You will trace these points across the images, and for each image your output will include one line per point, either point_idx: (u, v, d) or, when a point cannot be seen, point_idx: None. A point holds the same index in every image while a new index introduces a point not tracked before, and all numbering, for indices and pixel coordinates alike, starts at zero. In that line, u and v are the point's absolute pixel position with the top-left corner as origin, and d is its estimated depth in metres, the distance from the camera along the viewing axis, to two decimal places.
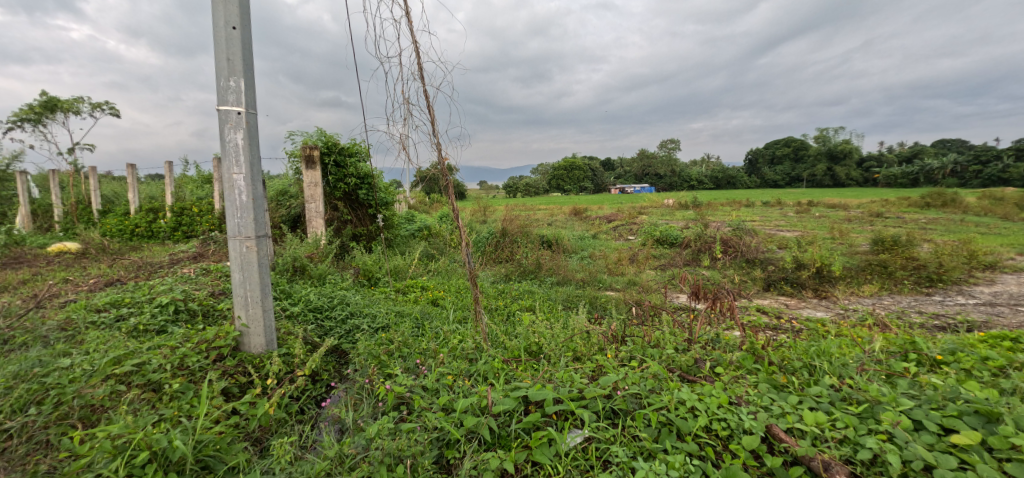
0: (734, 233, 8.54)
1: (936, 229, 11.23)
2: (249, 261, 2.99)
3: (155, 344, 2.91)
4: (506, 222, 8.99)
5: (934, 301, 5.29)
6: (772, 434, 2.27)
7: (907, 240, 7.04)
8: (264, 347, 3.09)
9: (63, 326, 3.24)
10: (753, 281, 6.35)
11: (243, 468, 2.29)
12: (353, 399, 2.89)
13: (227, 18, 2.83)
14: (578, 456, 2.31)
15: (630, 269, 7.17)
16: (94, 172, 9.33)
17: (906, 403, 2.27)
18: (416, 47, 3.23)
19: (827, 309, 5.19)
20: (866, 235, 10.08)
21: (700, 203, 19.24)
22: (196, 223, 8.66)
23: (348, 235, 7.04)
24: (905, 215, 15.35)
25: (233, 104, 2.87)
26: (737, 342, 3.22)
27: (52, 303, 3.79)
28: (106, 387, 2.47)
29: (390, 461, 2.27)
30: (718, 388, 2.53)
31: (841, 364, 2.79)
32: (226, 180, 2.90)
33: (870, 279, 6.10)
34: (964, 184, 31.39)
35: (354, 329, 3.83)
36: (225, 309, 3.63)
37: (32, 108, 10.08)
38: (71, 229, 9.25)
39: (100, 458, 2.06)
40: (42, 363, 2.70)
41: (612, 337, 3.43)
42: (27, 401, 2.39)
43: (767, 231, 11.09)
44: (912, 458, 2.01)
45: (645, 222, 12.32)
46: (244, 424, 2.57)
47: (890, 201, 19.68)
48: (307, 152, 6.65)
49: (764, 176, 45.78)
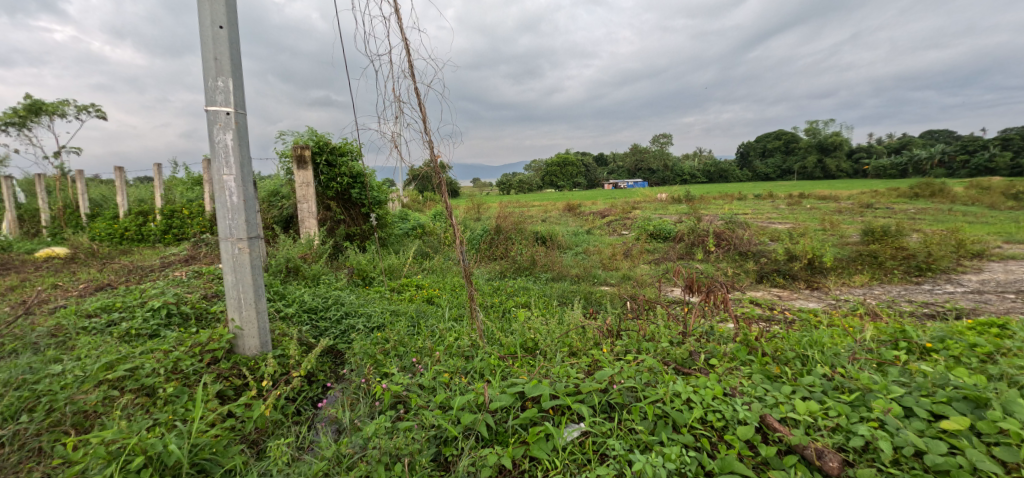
0: (727, 226, 8.61)
1: (925, 218, 11.39)
2: (242, 263, 2.97)
3: (147, 348, 2.87)
4: (500, 220, 8.97)
5: (924, 290, 5.36)
6: (767, 424, 2.28)
7: (896, 230, 7.11)
8: (260, 349, 3.08)
9: (53, 333, 3.20)
10: (745, 273, 6.39)
11: (240, 470, 2.29)
12: (350, 398, 2.88)
13: (214, 17, 2.80)
14: (576, 450, 2.32)
15: (624, 263, 7.21)
16: (81, 176, 9.20)
17: (896, 391, 2.30)
18: (407, 45, 3.25)
19: (819, 299, 5.27)
20: (855, 226, 10.17)
21: (691, 195, 19.27)
22: (187, 226, 8.58)
23: (341, 234, 7.02)
24: (894, 205, 15.46)
25: (221, 105, 2.84)
26: (731, 334, 3.26)
27: (42, 309, 3.74)
28: (99, 392, 2.45)
29: (388, 460, 2.27)
30: (713, 379, 2.56)
31: (834, 354, 2.83)
32: (216, 182, 2.88)
33: (861, 270, 6.16)
34: (952, 174, 31.82)
35: (350, 329, 3.83)
36: (218, 311, 3.58)
37: (16, 111, 9.92)
38: (59, 233, 9.13)
39: (95, 464, 2.03)
40: (32, 370, 2.66)
41: (607, 331, 3.45)
42: (18, 409, 2.37)
43: (760, 224, 11.20)
44: (903, 444, 2.05)
45: (639, 217, 12.38)
46: (240, 427, 2.57)
47: (881, 192, 19.87)
48: (298, 152, 6.58)
49: (755, 169, 46.01)
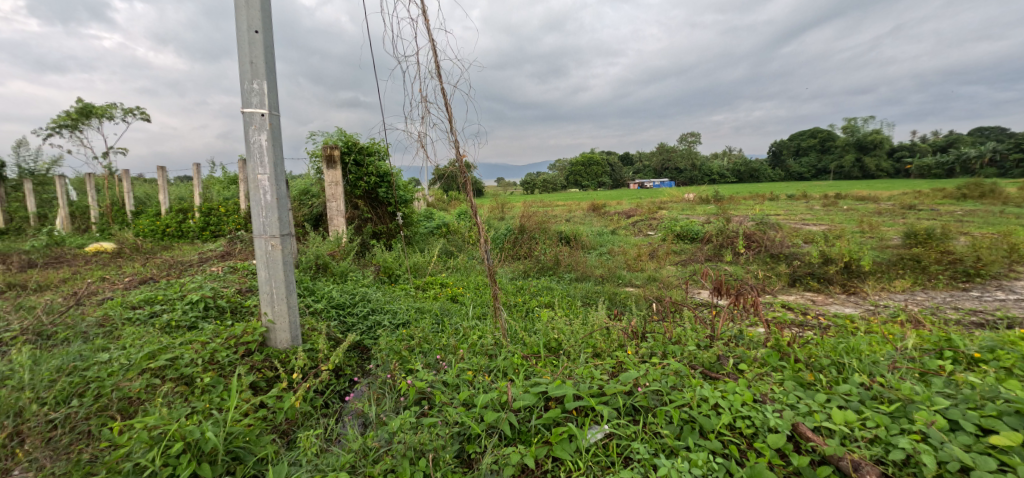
0: (758, 227, 8.40)
1: (973, 221, 10.86)
2: (274, 259, 3.07)
3: (186, 339, 3.01)
4: (524, 220, 8.99)
5: (972, 297, 5.11)
6: (798, 433, 2.24)
7: (942, 232, 6.78)
8: (290, 343, 3.18)
9: (101, 323, 3.39)
10: (777, 276, 6.22)
11: (271, 459, 2.38)
12: (376, 393, 2.94)
13: (250, 22, 2.91)
14: (599, 452, 2.31)
15: (649, 264, 7.11)
16: (127, 175, 9.67)
17: (941, 403, 2.22)
18: (434, 45, 3.29)
19: (856, 304, 5.09)
20: (897, 228, 9.77)
21: (720, 195, 18.81)
22: (223, 223, 8.92)
23: (368, 232, 7.16)
24: (941, 207, 14.75)
25: (256, 106, 2.94)
26: (761, 339, 3.18)
27: (91, 300, 3.96)
28: (142, 380, 2.58)
29: (413, 455, 2.31)
30: (742, 385, 2.51)
31: (871, 362, 2.74)
32: (251, 181, 2.99)
33: (902, 274, 5.90)
34: (1004, 173, 30.19)
35: (376, 325, 3.92)
36: (252, 305, 3.73)
37: (69, 114, 10.50)
38: (107, 229, 9.63)
39: (138, 448, 2.15)
40: (82, 357, 2.83)
41: (632, 333, 3.43)
42: (69, 394, 2.52)
43: (794, 225, 10.87)
44: (947, 459, 1.96)
45: (665, 217, 12.18)
46: (272, 417, 2.66)
47: (924, 193, 19.01)
48: (327, 152, 6.78)
49: (789, 169, 44.62)
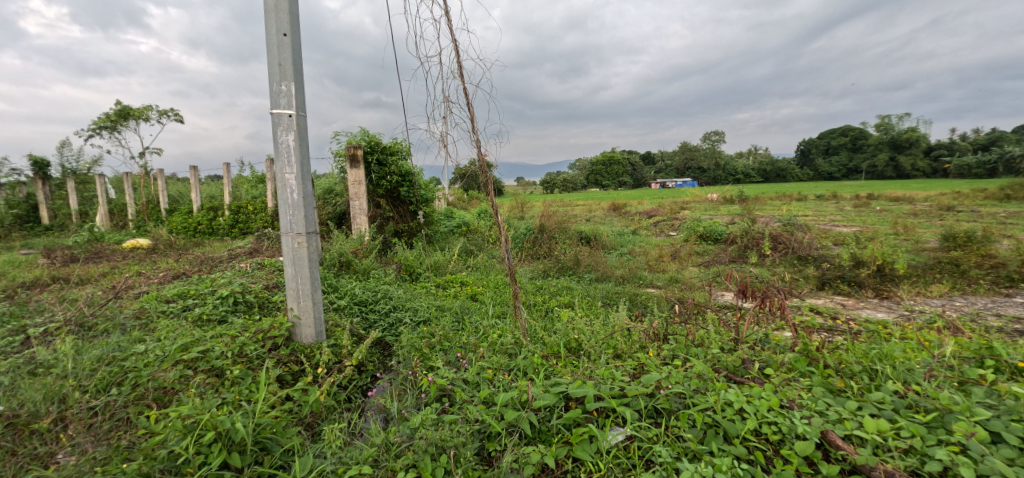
0: (785, 228, 8.20)
1: (1017, 223, 10.37)
2: (300, 256, 3.15)
3: (217, 333, 3.11)
4: (545, 219, 8.97)
5: (1015, 303, 4.89)
6: (828, 440, 2.19)
7: (982, 235, 6.50)
8: (315, 338, 3.25)
9: (138, 315, 3.53)
10: (805, 279, 6.07)
11: (297, 451, 2.44)
12: (398, 389, 2.99)
13: (279, 25, 2.98)
14: (621, 454, 2.30)
15: (671, 265, 7.02)
16: (161, 174, 10.02)
17: (982, 414, 2.14)
18: (456, 46, 3.31)
19: (889, 309, 4.92)
20: (933, 230, 9.41)
21: (745, 195, 18.44)
22: (251, 220, 9.16)
23: (390, 231, 7.26)
24: (981, 208, 14.14)
25: (284, 107, 3.02)
26: (788, 343, 3.11)
27: (128, 293, 4.13)
28: (176, 371, 2.68)
29: (434, 451, 2.35)
30: (768, 390, 2.47)
31: (906, 369, 2.66)
32: (279, 180, 3.07)
33: (939, 278, 5.68)
34: None
35: (398, 323, 3.98)
36: (278, 301, 3.83)
37: (109, 116, 10.93)
38: (142, 226, 10.00)
39: (173, 436, 2.23)
40: (120, 348, 2.95)
41: (654, 335, 3.40)
42: (109, 382, 2.64)
43: (823, 227, 10.58)
44: (988, 472, 1.89)
45: (688, 217, 12.00)
46: (298, 410, 2.73)
47: (963, 194, 18.25)
48: (351, 152, 6.90)
49: (817, 168, 43.43)
